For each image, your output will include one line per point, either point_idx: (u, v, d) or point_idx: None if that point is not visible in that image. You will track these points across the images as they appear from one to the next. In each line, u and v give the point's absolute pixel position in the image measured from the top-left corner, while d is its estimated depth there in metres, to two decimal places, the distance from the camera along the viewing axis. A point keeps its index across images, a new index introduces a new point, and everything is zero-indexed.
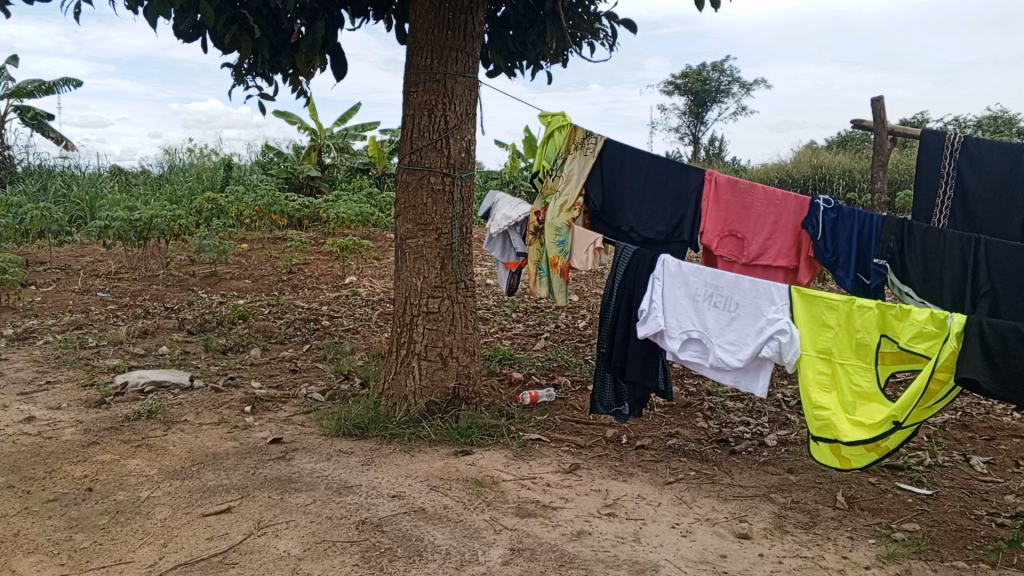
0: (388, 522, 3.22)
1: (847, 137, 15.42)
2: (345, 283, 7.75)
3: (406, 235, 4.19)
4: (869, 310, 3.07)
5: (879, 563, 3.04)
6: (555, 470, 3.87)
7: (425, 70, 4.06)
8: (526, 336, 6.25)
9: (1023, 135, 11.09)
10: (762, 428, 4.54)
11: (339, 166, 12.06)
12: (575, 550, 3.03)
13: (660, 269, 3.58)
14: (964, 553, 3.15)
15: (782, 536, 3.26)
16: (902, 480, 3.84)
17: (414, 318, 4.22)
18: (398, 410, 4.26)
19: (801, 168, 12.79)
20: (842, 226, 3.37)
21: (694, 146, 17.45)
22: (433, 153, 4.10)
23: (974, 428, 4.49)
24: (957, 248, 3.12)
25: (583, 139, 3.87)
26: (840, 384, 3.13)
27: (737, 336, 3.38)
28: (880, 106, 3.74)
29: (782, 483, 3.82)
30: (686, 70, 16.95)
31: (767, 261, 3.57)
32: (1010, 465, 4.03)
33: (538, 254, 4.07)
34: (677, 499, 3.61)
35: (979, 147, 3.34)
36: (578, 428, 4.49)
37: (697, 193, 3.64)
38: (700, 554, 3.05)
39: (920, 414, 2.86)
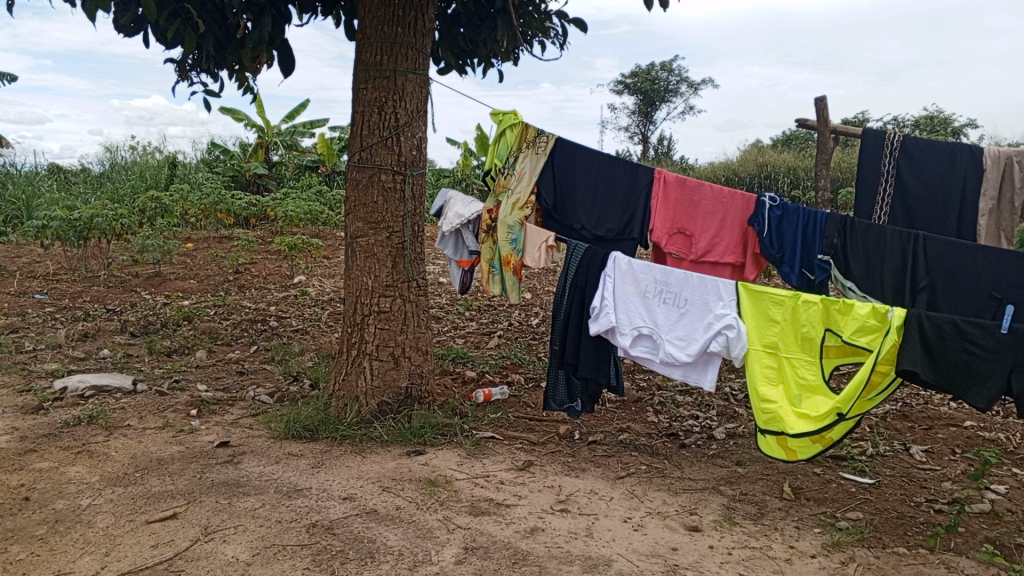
0: (340, 524, 3.18)
1: (791, 136, 15.75)
2: (294, 283, 7.63)
3: (356, 234, 4.14)
4: (814, 305, 3.14)
5: (825, 552, 3.12)
6: (508, 468, 3.87)
7: (374, 67, 4.02)
8: (478, 334, 6.24)
9: (957, 134, 11.48)
10: (711, 422, 4.61)
11: (287, 163, 11.86)
12: (528, 547, 3.03)
13: (611, 266, 3.60)
14: (905, 539, 3.25)
15: (731, 527, 3.31)
16: (846, 470, 3.94)
17: (365, 317, 4.17)
18: (350, 411, 4.21)
19: (747, 166, 13.02)
20: (787, 223, 3.44)
21: (643, 145, 17.63)
22: (383, 151, 4.06)
23: (913, 418, 4.64)
24: (897, 244, 3.21)
25: (534, 137, 3.87)
26: (786, 377, 3.19)
27: (686, 331, 3.43)
28: (823, 106, 3.81)
29: (731, 476, 3.88)
30: (635, 69, 17.12)
31: (714, 258, 3.63)
32: (947, 453, 4.17)
33: (491, 252, 4.07)
34: (629, 493, 3.64)
35: (917, 146, 3.44)
36: (531, 426, 4.50)
37: (646, 192, 3.68)
38: (652, 547, 3.09)
39: (862, 405, 2.95)
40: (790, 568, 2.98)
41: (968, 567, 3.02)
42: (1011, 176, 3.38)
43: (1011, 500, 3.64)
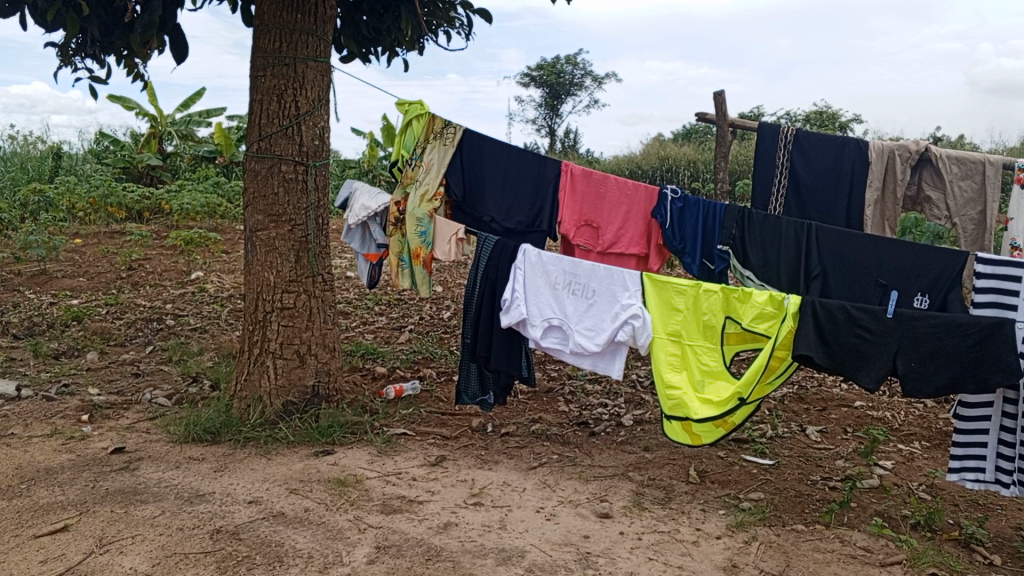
0: (245, 529, 3.07)
1: (691, 129, 16.22)
2: (192, 280, 7.31)
3: (256, 227, 4.00)
4: (714, 293, 3.23)
5: (729, 532, 3.23)
6: (421, 463, 3.83)
7: (273, 54, 3.89)
8: (388, 330, 6.15)
9: (845, 129, 12.09)
10: (619, 409, 4.70)
11: (183, 154, 11.34)
12: (441, 543, 3.01)
13: (521, 258, 3.61)
14: (803, 517, 3.41)
15: (640, 513, 3.39)
16: (747, 452, 4.10)
17: (267, 315, 4.04)
18: (253, 412, 4.07)
19: (650, 158, 13.33)
20: (688, 214, 3.55)
21: (550, 138, 17.77)
22: (284, 140, 3.94)
23: (808, 399, 4.87)
24: (792, 234, 3.34)
25: (441, 128, 3.83)
26: (690, 364, 3.28)
27: (595, 322, 3.48)
28: (722, 100, 3.91)
29: (639, 461, 3.97)
30: (541, 62, 17.23)
31: (620, 249, 3.69)
32: (839, 432, 4.40)
33: (399, 246, 4.01)
34: (541, 483, 3.67)
35: (809, 141, 3.59)
36: (443, 420, 4.47)
37: (554, 184, 3.71)
38: (564, 536, 3.12)
39: (762, 389, 3.08)
40: (697, 550, 3.07)
41: (860, 539, 3.19)
42: (893, 169, 3.56)
43: (897, 474, 3.87)
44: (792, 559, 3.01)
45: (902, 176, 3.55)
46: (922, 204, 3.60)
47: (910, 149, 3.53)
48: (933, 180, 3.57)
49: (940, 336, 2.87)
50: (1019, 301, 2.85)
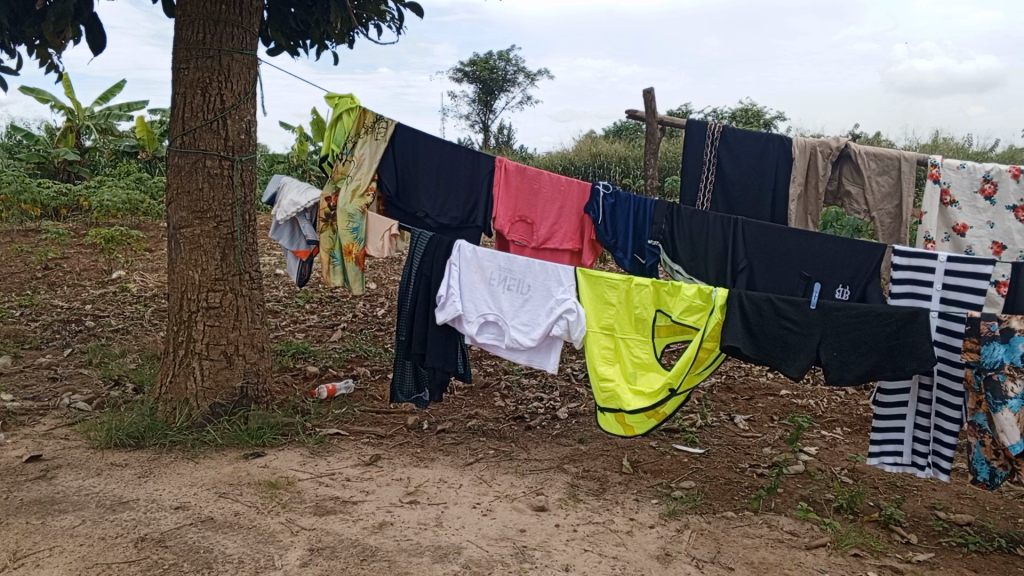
0: (172, 536, 2.97)
1: (621, 126, 16.42)
2: (113, 279, 7.04)
3: (180, 225, 3.87)
4: (645, 287, 3.28)
5: (662, 521, 3.29)
6: (355, 463, 3.78)
7: (196, 45, 3.76)
8: (320, 328, 6.06)
9: (769, 127, 12.44)
10: (555, 402, 4.74)
11: (102, 149, 10.92)
12: (377, 543, 2.97)
13: (456, 254, 3.57)
14: (732, 503, 3.49)
15: (576, 504, 3.42)
16: (679, 441, 4.18)
17: (192, 315, 3.92)
18: (179, 415, 3.94)
19: (582, 154, 13.45)
20: (620, 210, 3.59)
21: (484, 134, 17.75)
22: (208, 135, 3.82)
23: (736, 389, 5.00)
24: (719, 229, 3.42)
25: (373, 122, 3.77)
26: (622, 357, 3.33)
27: (530, 317, 3.49)
28: (651, 97, 3.95)
29: (574, 454, 4.01)
30: (473, 57, 17.17)
31: (554, 245, 3.71)
32: (766, 420, 4.53)
33: (330, 242, 3.93)
34: (478, 479, 3.67)
35: (735, 137, 3.68)
36: (378, 419, 4.43)
37: (488, 179, 3.70)
38: (501, 531, 3.12)
39: (691, 380, 3.15)
40: (631, 539, 3.11)
41: (787, 524, 3.29)
42: (815, 165, 3.66)
43: (821, 460, 4.01)
44: (723, 545, 3.09)
45: (824, 172, 3.65)
46: (842, 199, 3.72)
47: (832, 146, 3.63)
48: (853, 176, 3.69)
49: (860, 326, 2.98)
50: (933, 292, 2.97)
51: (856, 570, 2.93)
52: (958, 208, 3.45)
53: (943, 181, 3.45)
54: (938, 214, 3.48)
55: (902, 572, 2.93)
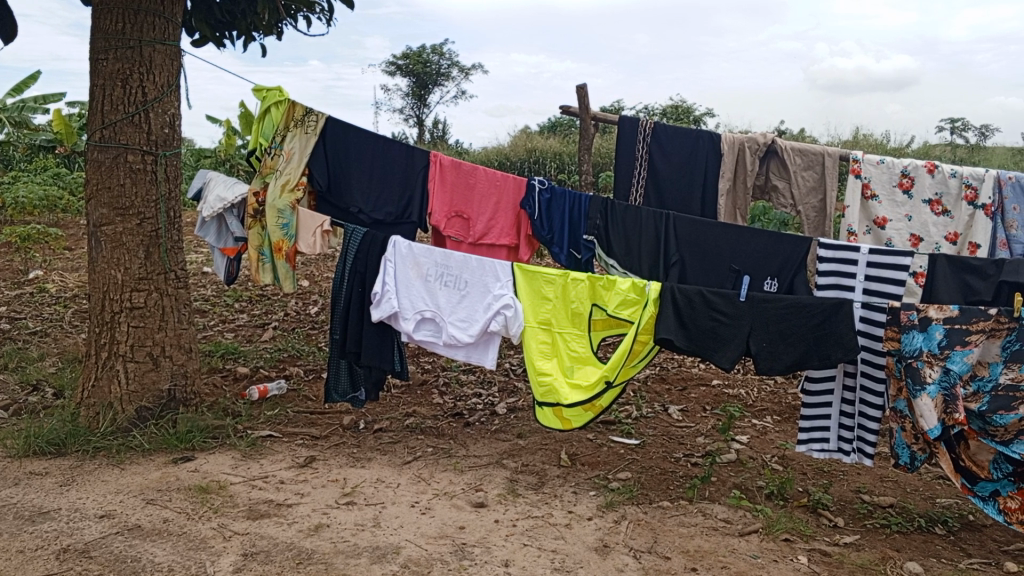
0: (96, 546, 2.86)
1: (555, 122, 16.51)
2: (29, 279, 6.72)
3: (100, 222, 3.71)
4: (581, 282, 3.30)
5: (600, 513, 3.32)
6: (289, 466, 3.70)
7: (116, 35, 3.61)
8: (251, 327, 5.91)
9: (699, 123, 12.69)
10: (493, 398, 4.74)
11: (15, 143, 10.41)
12: (313, 545, 2.92)
13: (391, 250, 3.53)
14: (668, 493, 3.56)
15: (515, 499, 3.43)
16: (615, 433, 4.23)
17: (115, 316, 3.77)
18: (103, 420, 3.78)
19: (517, 149, 13.47)
20: (556, 206, 3.62)
21: (418, 128, 17.60)
22: (129, 128, 3.67)
23: (670, 380, 5.10)
24: (652, 224, 3.45)
25: (302, 116, 3.68)
26: (559, 351, 3.34)
27: (467, 313, 3.47)
28: (584, 94, 3.95)
29: (513, 449, 4.02)
30: (407, 51, 16.99)
31: (491, 240, 3.70)
32: (699, 410, 4.63)
33: (260, 238, 3.83)
34: (416, 477, 3.64)
35: (666, 134, 3.74)
36: (312, 419, 4.35)
37: (423, 175, 3.66)
38: (440, 529, 3.10)
39: (627, 372, 3.19)
40: (570, 532, 3.13)
41: (721, 511, 3.36)
42: (743, 160, 3.74)
43: (752, 448, 4.12)
44: (659, 535, 3.14)
45: (751, 167, 3.74)
46: (769, 193, 3.81)
47: (759, 142, 3.72)
48: (780, 171, 3.78)
49: (788, 317, 3.06)
50: (856, 283, 3.05)
51: (786, 554, 3.02)
52: (878, 202, 3.58)
53: (864, 175, 3.56)
54: (860, 207, 3.60)
55: (830, 554, 3.03)
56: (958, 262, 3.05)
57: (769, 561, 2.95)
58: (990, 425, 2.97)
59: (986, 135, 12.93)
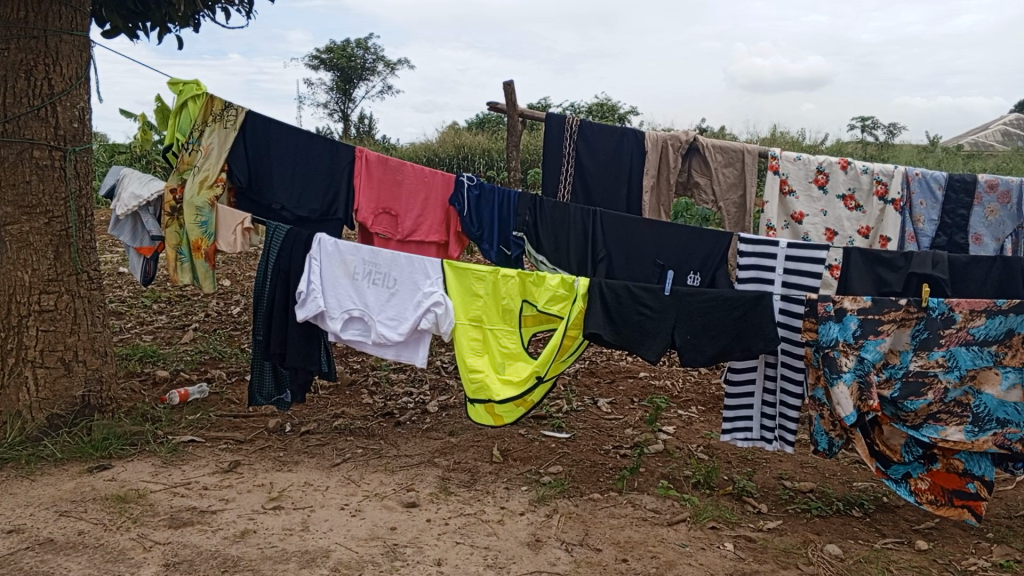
0: (4, 564, 2.70)
1: (482, 118, 16.50)
2: None
3: (3, 220, 3.49)
4: (511, 278, 3.31)
5: (532, 508, 3.34)
6: (212, 471, 3.59)
7: (17, 24, 3.40)
8: (170, 329, 5.71)
9: (624, 120, 12.89)
10: (423, 396, 4.71)
11: None
12: (239, 552, 2.84)
13: (316, 248, 3.44)
14: (598, 485, 3.60)
15: (447, 498, 3.41)
16: (546, 428, 4.26)
17: (22, 320, 3.57)
18: (9, 430, 3.56)
19: (444, 145, 13.40)
20: (485, 202, 3.60)
21: (343, 123, 17.31)
22: (35, 123, 3.48)
23: (599, 373, 5.16)
24: (579, 220, 3.49)
25: (221, 110, 3.56)
26: (490, 347, 3.33)
27: (397, 311, 3.43)
28: (511, 90, 3.91)
29: (444, 447, 4.00)
30: (330, 45, 16.69)
31: (420, 237, 3.67)
32: (627, 403, 4.70)
33: (177, 237, 3.69)
34: (345, 479, 3.58)
35: (593, 131, 3.77)
36: (236, 423, 4.23)
37: (348, 170, 3.59)
38: (370, 531, 3.06)
39: (557, 367, 3.22)
40: (502, 528, 3.14)
41: (650, 502, 3.42)
42: (667, 158, 3.81)
43: (678, 438, 4.21)
44: (590, 527, 3.17)
45: (675, 164, 3.81)
46: (692, 189, 3.90)
47: (681, 139, 3.79)
48: (701, 168, 3.86)
49: (711, 310, 3.13)
50: (776, 276, 3.16)
51: (713, 542, 3.10)
52: (796, 197, 3.69)
53: (782, 172, 3.67)
54: (779, 203, 3.71)
55: (754, 540, 3.12)
56: (871, 254, 3.18)
57: (697, 549, 3.02)
58: (903, 411, 3.09)
59: (894, 132, 13.56)
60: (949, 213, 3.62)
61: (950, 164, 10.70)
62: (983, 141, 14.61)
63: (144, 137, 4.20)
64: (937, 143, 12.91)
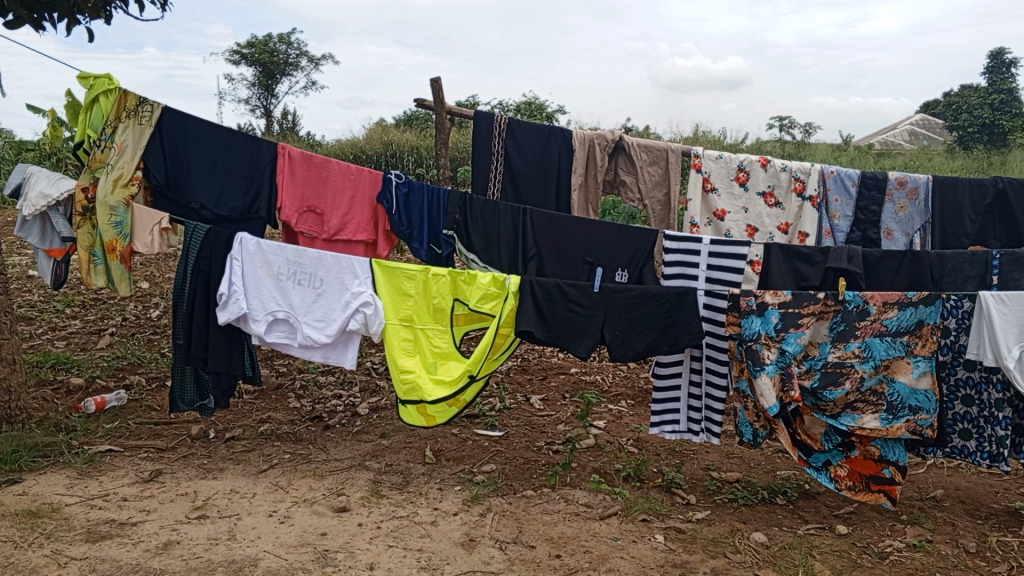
0: None
1: (410, 115, 16.35)
2: None
3: None
4: (442, 277, 3.28)
5: (465, 507, 3.32)
6: (132, 481, 3.45)
7: None
8: (84, 335, 5.46)
9: (551, 118, 12.97)
10: (353, 399, 4.64)
11: None
12: (161, 565, 2.73)
13: (238, 248, 3.34)
14: (531, 482, 3.62)
15: (378, 501, 3.36)
16: (479, 426, 4.25)
17: None
18: None
19: (372, 142, 13.20)
20: (414, 200, 3.56)
21: (266, 119, 16.88)
22: None
23: (531, 370, 5.19)
24: (509, 219, 3.49)
25: (135, 106, 3.42)
26: (422, 347, 3.29)
27: (323, 312, 3.36)
28: (438, 87, 3.87)
29: (376, 449, 3.94)
30: (251, 39, 16.24)
31: (347, 237, 3.60)
32: (559, 399, 4.73)
33: (90, 238, 3.52)
34: (273, 486, 3.49)
35: (520, 129, 3.77)
36: (157, 431, 4.07)
37: (270, 167, 3.49)
38: (300, 537, 2.99)
39: (489, 366, 3.21)
40: (436, 529, 3.11)
41: (582, 496, 3.45)
42: (594, 156, 3.84)
43: (609, 432, 4.26)
44: (524, 524, 3.18)
45: (601, 163, 3.85)
46: (618, 188, 3.93)
47: (607, 138, 3.82)
48: (627, 166, 3.91)
49: (638, 306, 3.17)
50: (699, 271, 3.23)
51: (644, 534, 3.15)
52: (717, 195, 3.79)
53: (704, 171, 3.77)
54: (701, 200, 3.81)
55: (684, 531, 3.19)
56: (789, 250, 3.28)
57: (628, 542, 3.06)
58: (822, 401, 3.21)
59: (810, 131, 14.06)
60: (863, 209, 3.76)
61: (862, 162, 11.17)
62: (891, 139, 15.30)
63: (53, 133, 3.99)
64: (850, 142, 13.45)
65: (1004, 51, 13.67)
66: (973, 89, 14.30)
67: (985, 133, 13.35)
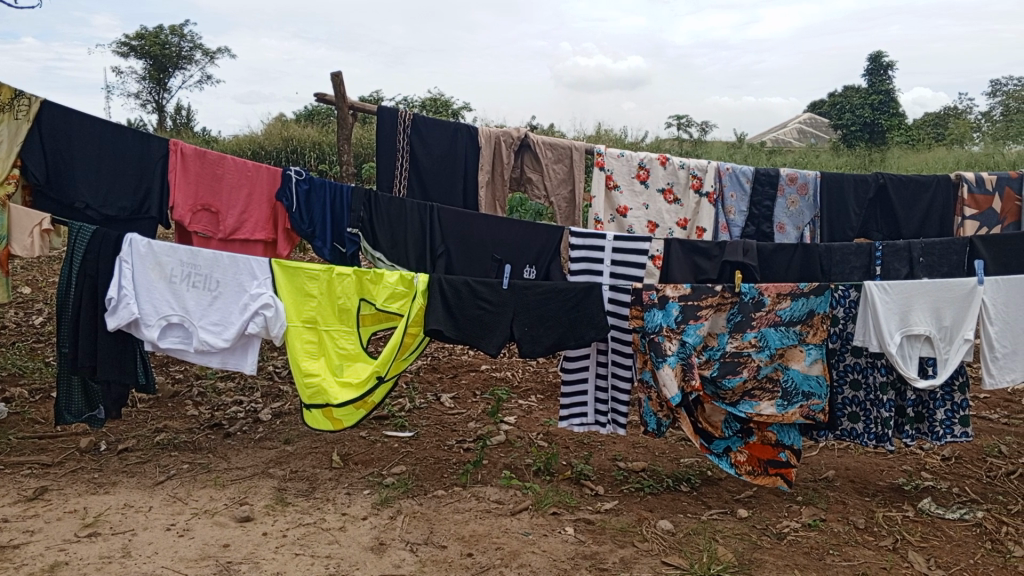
0: None
1: (312, 111, 15.95)
2: None
3: None
4: (347, 277, 3.21)
5: (375, 511, 3.27)
6: (13, 501, 3.23)
7: None
8: None
9: (457, 116, 12.94)
10: (256, 405, 4.50)
11: None
12: None
13: (127, 250, 3.18)
14: (442, 481, 3.60)
15: (284, 509, 3.26)
16: (388, 428, 4.20)
17: None
18: None
19: (272, 138, 12.81)
20: (315, 197, 3.46)
21: (159, 114, 16.14)
22: None
23: (440, 368, 5.16)
24: (416, 216, 3.44)
25: (8, 100, 3.20)
26: (326, 349, 3.22)
27: (220, 315, 3.23)
28: (340, 82, 3.78)
29: (280, 456, 3.83)
30: (141, 31, 15.48)
31: (245, 236, 3.48)
32: (470, 396, 4.73)
33: None
34: (170, 498, 3.33)
35: (425, 125, 3.73)
36: (42, 445, 3.83)
37: (162, 164, 3.33)
38: (201, 550, 2.87)
39: (397, 366, 3.16)
40: (344, 535, 3.05)
41: (493, 493, 3.46)
42: (500, 153, 3.84)
43: (519, 428, 4.29)
44: (435, 525, 3.15)
45: (508, 160, 3.85)
46: (525, 185, 3.95)
47: (513, 135, 3.82)
48: (533, 164, 3.93)
49: (545, 302, 3.19)
50: (604, 267, 3.30)
51: (555, 528, 3.18)
52: (620, 192, 3.86)
53: (607, 168, 3.83)
54: (605, 197, 3.86)
55: (593, 523, 3.24)
56: (689, 245, 3.38)
57: (539, 536, 3.09)
58: (722, 390, 3.31)
59: (707, 129, 14.55)
60: (756, 205, 3.91)
61: (755, 159, 11.65)
62: (782, 138, 16.02)
63: None
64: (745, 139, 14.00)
65: (882, 53, 14.54)
66: (855, 89, 15.15)
67: (866, 131, 14.14)
